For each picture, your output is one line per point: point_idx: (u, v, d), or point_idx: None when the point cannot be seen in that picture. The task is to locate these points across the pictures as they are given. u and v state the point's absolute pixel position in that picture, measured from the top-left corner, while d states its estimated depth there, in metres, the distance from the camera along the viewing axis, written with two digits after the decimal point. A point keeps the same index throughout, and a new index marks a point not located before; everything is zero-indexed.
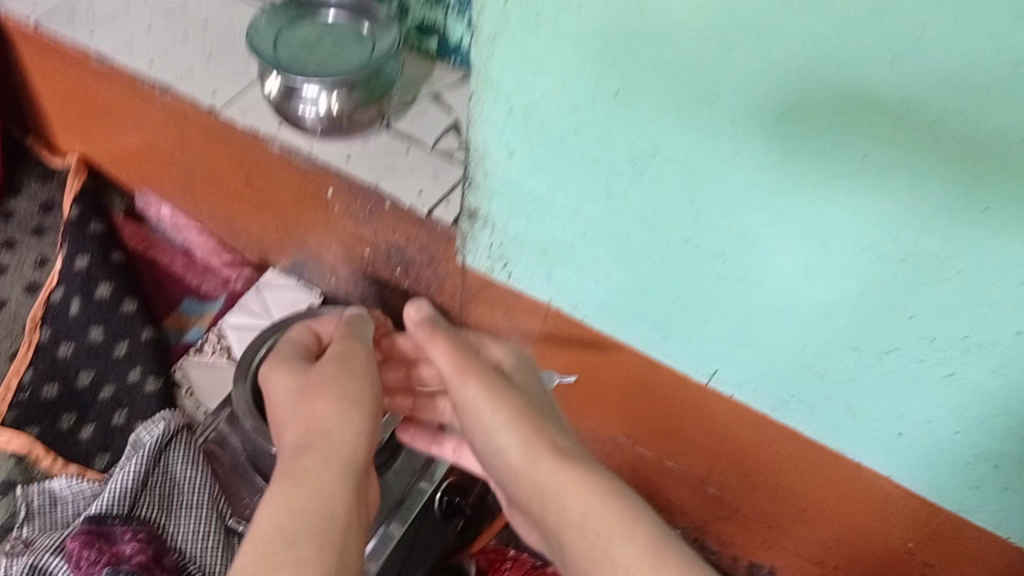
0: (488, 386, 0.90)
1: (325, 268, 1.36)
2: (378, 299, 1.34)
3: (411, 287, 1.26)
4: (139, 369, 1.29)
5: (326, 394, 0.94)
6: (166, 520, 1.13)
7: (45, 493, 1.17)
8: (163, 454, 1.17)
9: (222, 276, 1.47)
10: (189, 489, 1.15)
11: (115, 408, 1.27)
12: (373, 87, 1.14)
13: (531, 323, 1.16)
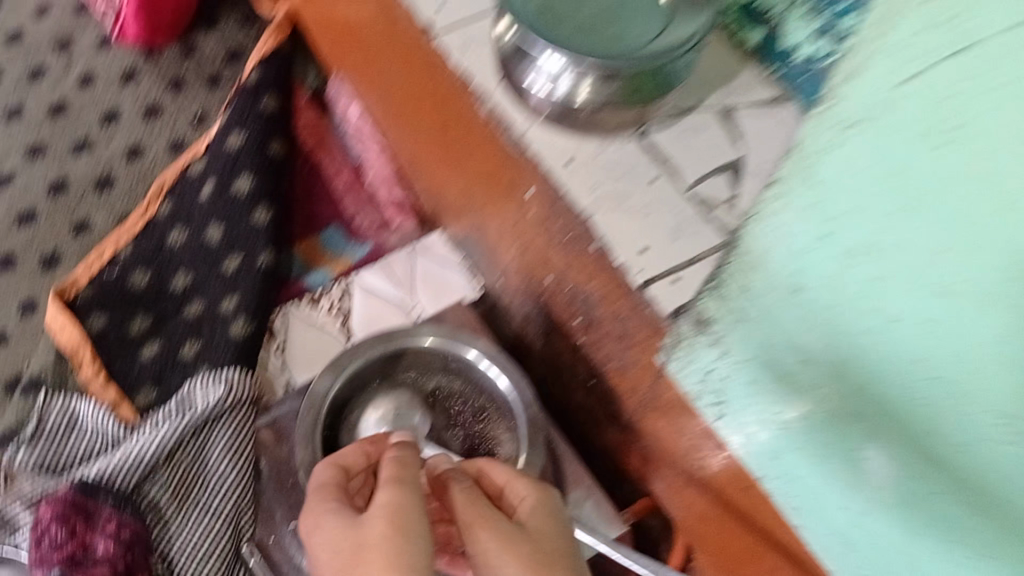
0: (507, 550, 0.57)
1: (496, 266, 1.03)
2: (541, 332, 1.00)
3: (587, 346, 0.91)
4: (236, 299, 1.04)
5: (387, 558, 0.56)
6: (173, 518, 0.90)
7: (67, 412, 0.95)
8: (207, 428, 0.93)
9: (382, 215, 1.18)
10: (215, 487, 0.90)
11: (194, 335, 1.02)
12: (643, 83, 0.77)
13: (720, 477, 0.79)
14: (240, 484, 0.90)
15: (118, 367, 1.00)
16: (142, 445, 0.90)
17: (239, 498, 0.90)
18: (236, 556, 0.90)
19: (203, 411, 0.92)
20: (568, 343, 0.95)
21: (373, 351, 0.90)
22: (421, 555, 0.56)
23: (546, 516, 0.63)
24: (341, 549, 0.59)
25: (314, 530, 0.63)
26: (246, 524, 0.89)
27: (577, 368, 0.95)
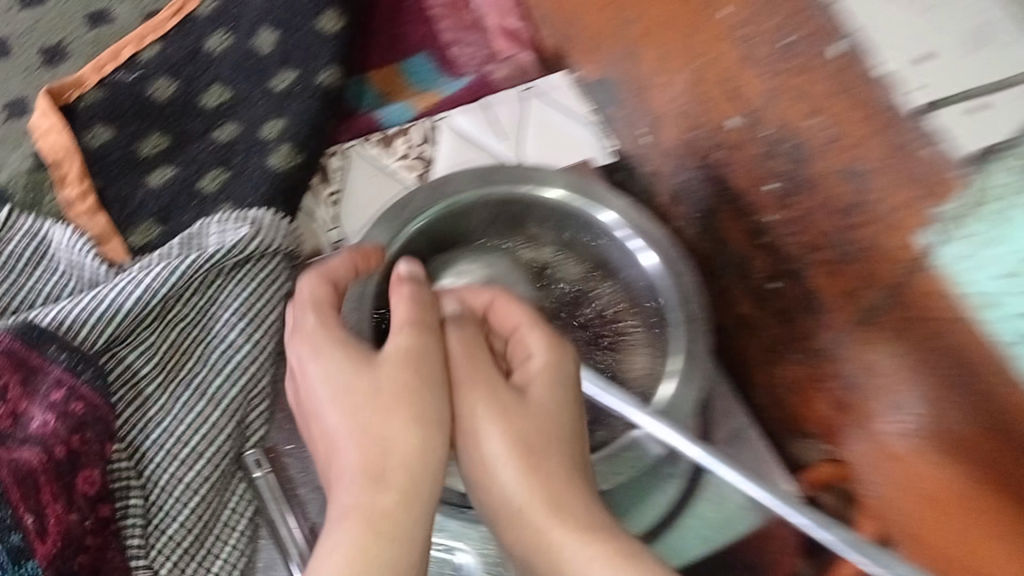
0: (509, 432, 0.45)
1: (646, 115, 0.72)
2: (701, 213, 0.69)
3: (782, 232, 0.60)
4: (283, 126, 0.75)
5: (387, 421, 0.43)
6: (155, 401, 0.60)
7: (38, 237, 0.69)
8: (217, 279, 0.64)
9: (489, 47, 0.87)
10: (219, 363, 0.62)
11: (221, 162, 0.74)
12: None
13: (977, 439, 0.48)
14: (257, 365, 0.63)
15: (111, 190, 0.72)
16: (125, 288, 0.60)
17: (252, 384, 0.63)
18: (236, 467, 0.62)
19: (218, 255, 0.63)
20: (745, 228, 0.64)
21: (458, 199, 0.62)
22: (436, 405, 0.44)
23: (552, 383, 0.47)
24: (337, 395, 0.45)
25: (305, 356, 0.47)
26: (257, 419, 0.63)
27: (752, 270, 0.65)
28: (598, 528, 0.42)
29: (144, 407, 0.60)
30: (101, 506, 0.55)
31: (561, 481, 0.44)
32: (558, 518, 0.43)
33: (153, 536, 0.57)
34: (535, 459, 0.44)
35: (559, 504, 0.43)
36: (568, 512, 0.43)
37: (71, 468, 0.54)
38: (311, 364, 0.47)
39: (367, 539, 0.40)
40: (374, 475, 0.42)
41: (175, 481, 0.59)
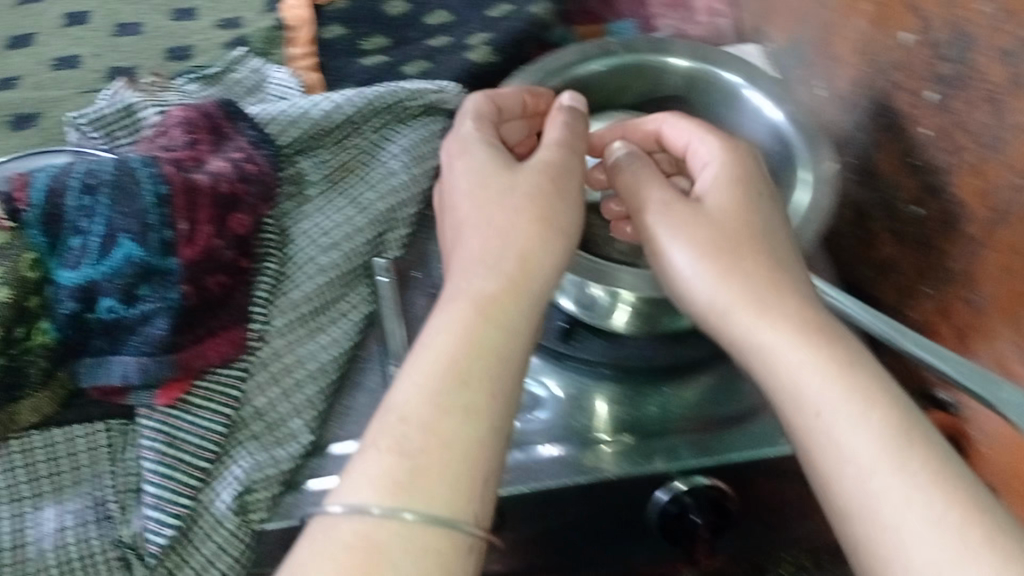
0: (710, 248, 0.44)
1: (824, 73, 0.66)
2: (861, 145, 0.62)
3: (943, 166, 0.53)
4: (487, 39, 0.74)
5: (504, 225, 0.43)
6: (314, 202, 0.60)
7: (256, 75, 0.70)
8: (395, 121, 0.64)
9: None
10: (380, 183, 0.61)
11: (426, 53, 0.75)
12: None
13: None
14: (409, 193, 0.61)
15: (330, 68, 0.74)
16: (319, 99, 0.62)
17: (401, 205, 0.61)
18: (366, 271, 0.59)
19: (407, 93, 0.64)
20: (902, 166, 0.57)
21: (599, 62, 0.58)
22: (569, 217, 0.45)
23: (732, 176, 0.47)
24: (477, 199, 0.45)
25: (454, 157, 0.49)
26: (397, 238, 0.60)
27: (898, 202, 0.58)
28: (856, 359, 0.40)
29: (299, 203, 0.60)
30: (241, 253, 0.53)
31: (754, 272, 0.43)
32: (806, 344, 0.40)
33: (276, 304, 0.55)
34: (778, 290, 0.42)
35: (805, 328, 0.40)
36: (818, 341, 0.40)
37: (228, 205, 0.53)
38: (458, 161, 0.49)
39: (475, 320, 0.39)
40: (490, 263, 0.42)
41: (309, 262, 0.57)
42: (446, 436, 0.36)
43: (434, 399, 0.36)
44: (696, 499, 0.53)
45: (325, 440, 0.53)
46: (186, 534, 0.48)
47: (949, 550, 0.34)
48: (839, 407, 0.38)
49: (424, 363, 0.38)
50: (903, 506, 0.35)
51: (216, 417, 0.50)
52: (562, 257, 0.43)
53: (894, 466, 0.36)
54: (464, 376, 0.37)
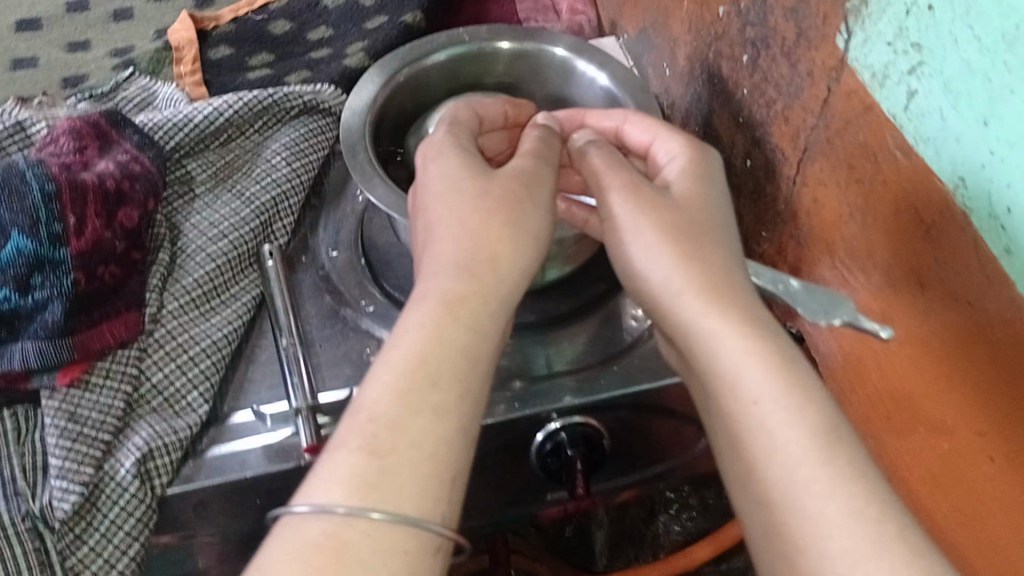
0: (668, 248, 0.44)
1: (667, 56, 0.73)
2: (702, 116, 0.69)
3: (761, 119, 0.60)
4: (364, 49, 0.80)
5: (464, 241, 0.44)
6: (202, 199, 0.65)
7: (145, 90, 0.74)
8: (275, 124, 0.70)
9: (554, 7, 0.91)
10: (264, 178, 0.66)
11: (308, 64, 0.80)
12: None
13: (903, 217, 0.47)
14: (291, 187, 0.67)
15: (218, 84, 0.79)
16: (200, 104, 0.67)
17: (285, 197, 0.66)
18: (253, 257, 0.64)
19: (283, 95, 0.69)
20: (733, 126, 0.64)
21: (437, 55, 0.63)
22: (535, 229, 0.46)
23: (699, 178, 0.48)
24: (454, 223, 0.45)
25: (428, 160, 0.50)
26: (283, 226, 0.65)
27: (734, 159, 0.65)
28: (795, 363, 0.39)
29: (189, 204, 0.65)
30: (132, 245, 0.58)
31: (710, 263, 0.43)
32: (749, 333, 0.40)
33: (169, 290, 0.60)
34: (723, 296, 0.42)
35: (753, 323, 0.40)
36: (763, 333, 0.40)
37: (117, 201, 0.57)
38: (432, 164, 0.49)
39: (442, 319, 0.40)
40: (462, 270, 0.43)
41: (199, 252, 0.62)
42: (412, 437, 0.36)
43: (401, 398, 0.37)
44: (570, 436, 0.58)
45: (223, 412, 0.57)
46: (90, 501, 0.51)
47: (864, 538, 0.33)
48: (767, 390, 0.38)
49: (391, 367, 0.38)
50: (821, 494, 0.35)
51: (114, 393, 0.54)
52: (527, 267, 0.45)
53: (816, 453, 0.36)
54: (430, 381, 0.38)
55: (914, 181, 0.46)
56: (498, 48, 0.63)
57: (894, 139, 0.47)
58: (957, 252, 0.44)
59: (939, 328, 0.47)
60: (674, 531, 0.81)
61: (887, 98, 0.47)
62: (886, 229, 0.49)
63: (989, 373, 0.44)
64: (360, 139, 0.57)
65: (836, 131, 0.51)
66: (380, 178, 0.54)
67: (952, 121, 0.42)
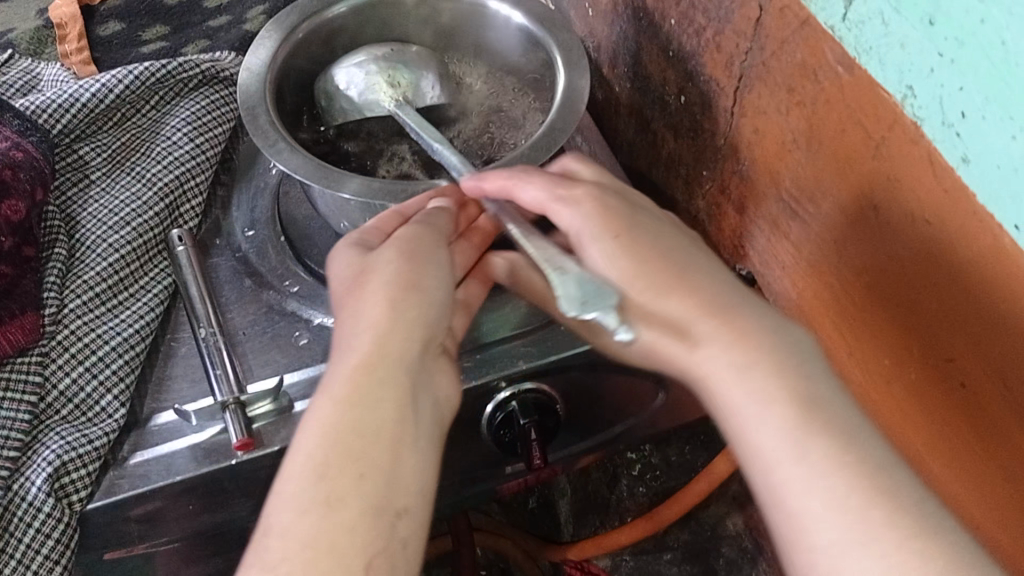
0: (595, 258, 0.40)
1: None
2: (629, 55, 0.65)
3: (692, 50, 0.56)
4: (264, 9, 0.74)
5: (356, 310, 0.43)
6: (98, 184, 0.60)
7: (27, 72, 0.68)
8: (172, 98, 0.64)
9: None
10: (164, 157, 0.61)
11: (205, 32, 0.74)
12: None
13: (847, 129, 0.44)
14: (195, 164, 0.62)
15: (108, 62, 0.72)
16: (86, 82, 0.61)
17: (190, 176, 0.61)
18: (162, 244, 0.59)
19: (177, 65, 0.64)
20: (663, 61, 0.60)
21: (340, 7, 0.58)
22: (436, 301, 0.44)
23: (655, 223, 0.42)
24: (351, 287, 0.44)
25: (339, 251, 0.47)
26: (190, 208, 0.60)
27: (668, 96, 0.61)
28: (786, 353, 0.37)
29: (84, 192, 0.59)
30: (23, 241, 0.53)
31: (672, 289, 0.39)
32: (743, 347, 0.37)
33: (69, 286, 0.54)
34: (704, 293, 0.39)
35: (740, 335, 0.37)
36: (756, 346, 0.37)
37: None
38: (337, 261, 0.46)
39: (344, 416, 0.39)
40: (366, 365, 0.40)
41: (99, 243, 0.56)
42: (342, 507, 0.37)
43: (304, 502, 0.37)
44: (522, 404, 0.55)
45: (143, 415, 0.52)
46: (1, 527, 0.46)
47: (854, 532, 0.33)
48: (748, 401, 0.36)
49: (305, 450, 0.38)
50: (809, 490, 0.34)
51: (17, 404, 0.49)
52: (423, 338, 0.43)
53: (797, 454, 0.35)
54: (348, 450, 0.38)
55: (861, 97, 0.42)
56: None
57: (833, 53, 0.43)
58: (910, 170, 0.41)
59: (896, 252, 0.44)
60: (639, 491, 0.79)
61: (822, 9, 0.43)
62: (834, 152, 0.46)
63: (950, 297, 0.41)
64: (260, 101, 0.52)
65: (772, 51, 0.48)
66: (286, 142, 0.50)
67: (896, 24, 0.38)
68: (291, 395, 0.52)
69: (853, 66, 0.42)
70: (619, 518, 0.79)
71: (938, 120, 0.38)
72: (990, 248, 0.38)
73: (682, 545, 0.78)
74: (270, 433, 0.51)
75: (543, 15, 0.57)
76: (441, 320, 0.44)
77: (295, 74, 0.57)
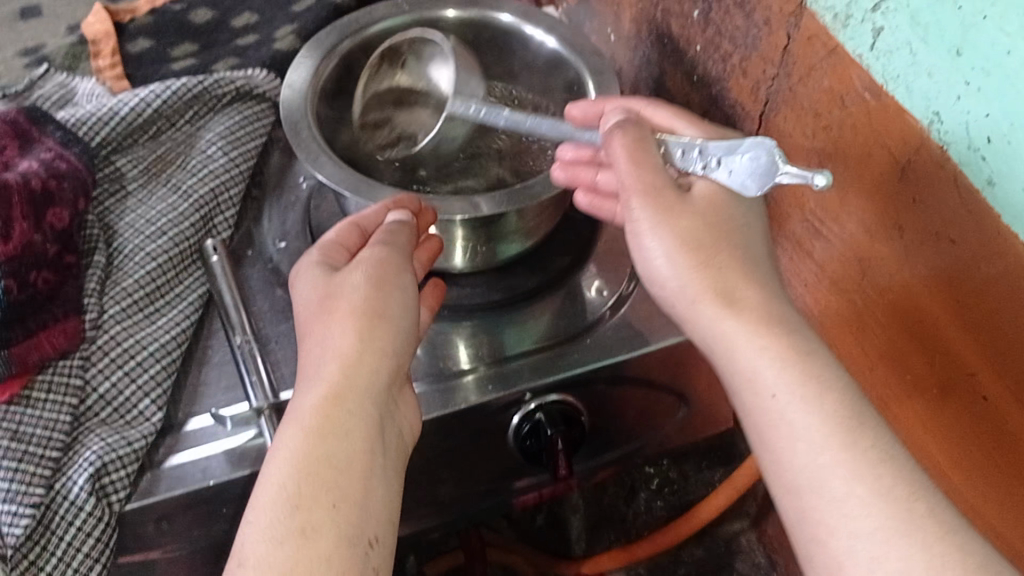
0: (657, 206, 0.42)
1: (611, 20, 0.71)
2: (651, 80, 0.67)
3: (718, 75, 0.58)
4: (295, 30, 0.76)
5: (322, 335, 0.44)
6: (135, 196, 0.61)
7: (63, 86, 0.70)
8: (206, 113, 0.66)
9: None
10: (199, 168, 0.63)
11: (235, 51, 0.76)
12: None
13: (874, 151, 0.46)
14: (229, 176, 0.63)
15: (140, 77, 0.73)
16: (125, 96, 0.63)
17: (224, 189, 0.62)
18: (196, 253, 0.60)
19: (214, 82, 0.65)
20: (687, 85, 0.62)
21: (377, 27, 0.61)
22: (398, 326, 0.44)
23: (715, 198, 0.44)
24: (315, 313, 0.45)
25: (296, 279, 0.48)
26: (224, 219, 0.62)
27: None
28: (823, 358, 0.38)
29: (121, 201, 0.61)
30: (65, 248, 0.54)
31: (733, 275, 0.41)
32: (770, 341, 0.39)
33: (109, 293, 0.56)
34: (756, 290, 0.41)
35: (792, 335, 0.39)
36: (806, 345, 0.39)
37: (43, 201, 0.54)
38: (297, 288, 0.47)
39: (312, 442, 0.39)
40: (332, 397, 0.41)
41: (137, 252, 0.58)
42: (317, 537, 0.37)
43: (269, 535, 0.37)
44: (549, 416, 0.56)
45: (178, 419, 0.53)
46: (42, 525, 0.47)
47: (896, 521, 0.34)
48: (791, 394, 0.37)
49: (279, 477, 0.38)
50: (846, 484, 0.35)
51: (59, 406, 0.50)
52: (390, 364, 0.44)
53: (841, 444, 0.36)
54: (321, 479, 0.38)
55: (886, 121, 0.44)
56: (443, 18, 0.62)
57: (860, 79, 0.45)
58: (933, 188, 0.43)
59: (919, 270, 0.46)
60: (657, 505, 0.80)
61: (850, 39, 0.45)
62: (859, 176, 0.48)
63: (980, 316, 0.42)
64: (302, 116, 0.54)
65: (799, 78, 0.50)
66: (326, 155, 0.51)
67: (923, 54, 0.40)
68: None
69: (881, 92, 0.44)
70: (635, 533, 0.80)
71: (964, 146, 0.40)
72: (1014, 266, 0.39)
73: (695, 560, 0.78)
74: None
75: (574, 39, 0.59)
76: (405, 350, 0.45)
77: (334, 89, 0.60)
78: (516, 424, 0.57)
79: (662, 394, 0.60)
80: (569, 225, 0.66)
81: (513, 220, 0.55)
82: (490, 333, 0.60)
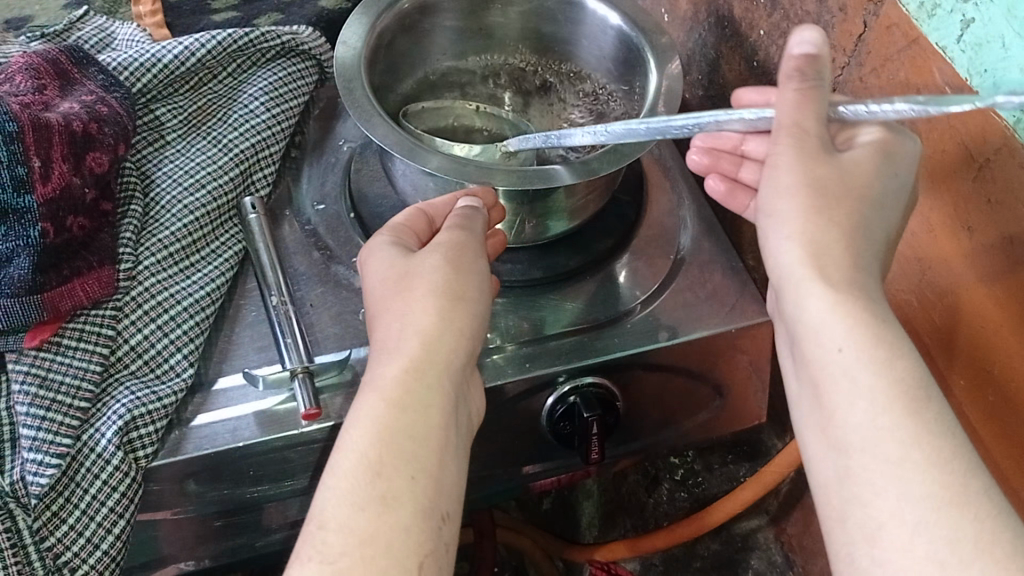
0: (803, 150, 0.36)
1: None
2: (704, 62, 0.66)
3: (781, 62, 0.56)
4: None
5: (406, 310, 0.43)
6: (174, 146, 0.60)
7: (101, 30, 0.68)
8: (249, 67, 0.65)
9: None
10: (241, 123, 0.61)
11: (277, 6, 0.73)
12: None
13: (948, 150, 0.45)
14: (270, 133, 0.62)
15: (180, 27, 0.71)
16: (169, 43, 0.61)
17: (265, 146, 0.61)
18: (234, 210, 0.59)
19: (259, 35, 0.64)
20: (745, 71, 0.61)
21: None
22: (476, 313, 0.45)
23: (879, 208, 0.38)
24: (393, 288, 0.45)
25: (367, 257, 0.48)
26: (263, 177, 0.61)
27: None
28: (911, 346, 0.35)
29: (160, 150, 0.59)
30: (102, 196, 0.53)
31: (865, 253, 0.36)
32: (871, 303, 0.34)
33: (144, 244, 0.54)
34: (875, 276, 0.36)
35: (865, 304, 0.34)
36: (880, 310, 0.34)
37: (83, 145, 0.52)
38: (367, 263, 0.48)
39: (390, 411, 0.40)
40: (412, 370, 0.41)
41: (174, 203, 0.56)
42: (396, 506, 0.37)
43: (349, 500, 0.37)
44: (582, 398, 0.55)
45: (208, 376, 0.52)
46: (68, 475, 0.46)
47: (943, 503, 0.30)
48: (859, 351, 0.33)
49: (357, 447, 0.39)
50: (902, 447, 0.32)
51: (89, 356, 0.49)
52: (470, 349, 0.44)
53: (904, 409, 0.32)
54: (398, 451, 0.39)
55: (966, 118, 0.43)
56: None
57: (941, 73, 0.44)
58: (1013, 192, 0.41)
59: (981, 275, 0.45)
60: (680, 496, 0.78)
61: (935, 29, 0.43)
62: (928, 170, 0.47)
63: None
64: (355, 76, 0.52)
65: (872, 67, 0.49)
66: (379, 116, 0.50)
67: (1016, 49, 0.38)
68: (356, 370, 0.52)
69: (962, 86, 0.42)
70: (655, 523, 0.78)
71: None
72: None
73: (711, 554, 0.78)
74: (337, 406, 0.50)
75: (638, 15, 0.57)
76: (479, 330, 0.45)
77: (382, 50, 0.58)
78: (551, 407, 0.55)
79: (699, 383, 0.59)
80: (615, 206, 0.65)
81: (564, 199, 0.54)
82: (527, 312, 0.58)
